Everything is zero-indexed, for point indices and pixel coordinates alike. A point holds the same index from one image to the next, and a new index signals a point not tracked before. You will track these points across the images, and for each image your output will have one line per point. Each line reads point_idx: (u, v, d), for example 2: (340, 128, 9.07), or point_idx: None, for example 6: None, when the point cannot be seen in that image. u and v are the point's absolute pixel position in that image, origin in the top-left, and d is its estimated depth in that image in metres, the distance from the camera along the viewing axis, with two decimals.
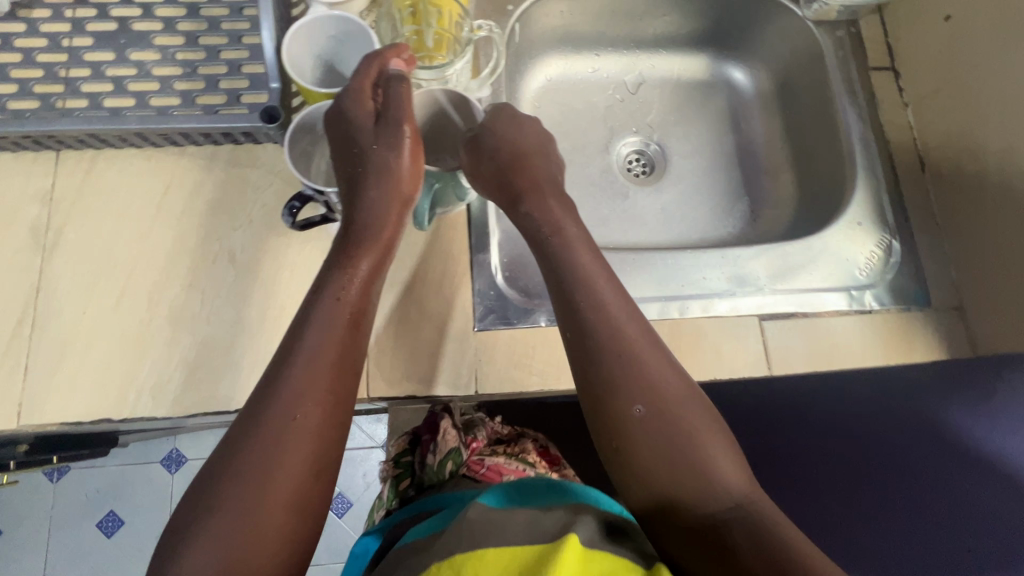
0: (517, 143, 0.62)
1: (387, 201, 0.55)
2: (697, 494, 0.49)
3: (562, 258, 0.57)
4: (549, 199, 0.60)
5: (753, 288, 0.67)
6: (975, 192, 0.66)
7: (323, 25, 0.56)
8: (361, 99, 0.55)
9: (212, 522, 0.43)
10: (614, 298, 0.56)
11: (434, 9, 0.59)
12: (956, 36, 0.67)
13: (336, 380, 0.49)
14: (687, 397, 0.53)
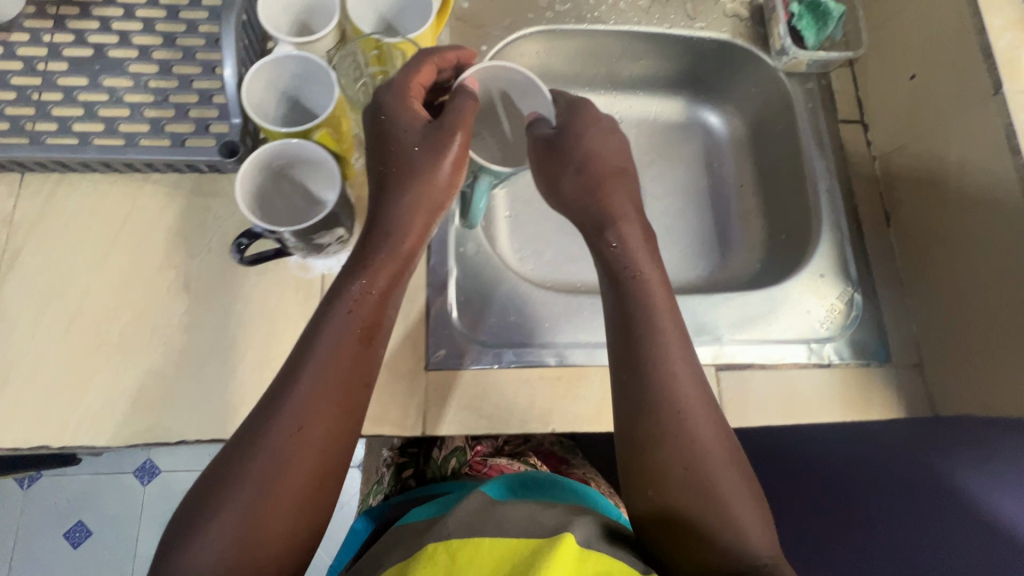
0: (600, 166, 0.59)
1: (416, 207, 0.52)
2: (719, 549, 0.46)
3: (626, 280, 0.56)
4: (629, 222, 0.58)
5: (713, 336, 0.67)
6: (934, 252, 0.66)
7: (286, 64, 0.56)
8: (413, 100, 0.53)
9: (209, 534, 0.41)
10: (668, 330, 0.53)
11: (398, 54, 0.59)
12: (921, 94, 0.67)
13: (347, 398, 0.46)
14: (731, 451, 0.50)
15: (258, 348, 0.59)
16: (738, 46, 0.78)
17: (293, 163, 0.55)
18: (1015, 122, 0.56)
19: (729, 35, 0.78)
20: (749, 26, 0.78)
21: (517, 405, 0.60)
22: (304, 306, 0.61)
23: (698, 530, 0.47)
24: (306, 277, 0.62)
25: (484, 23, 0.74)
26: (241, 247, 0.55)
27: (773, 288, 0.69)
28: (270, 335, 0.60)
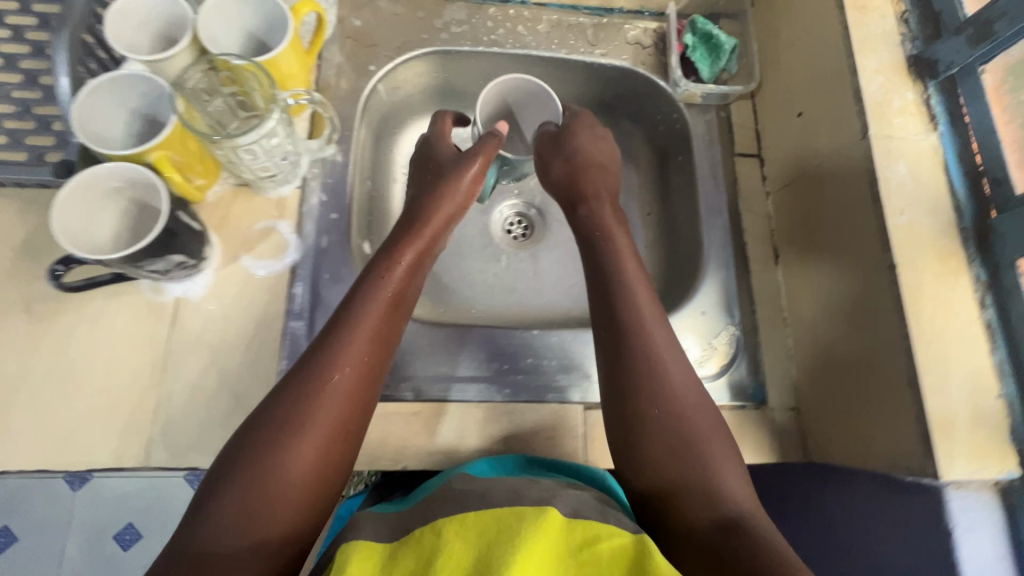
0: (586, 157, 0.70)
1: (451, 196, 0.64)
2: (703, 501, 0.49)
3: (603, 257, 0.63)
4: (603, 208, 0.69)
5: (581, 377, 0.64)
6: (810, 294, 0.65)
7: (133, 81, 0.54)
8: (443, 134, 0.71)
9: (241, 469, 0.43)
10: (644, 301, 0.59)
11: (247, 74, 0.56)
12: (807, 131, 0.66)
13: (374, 350, 0.52)
14: (709, 416, 0.54)
15: (100, 372, 0.57)
16: (640, 73, 0.77)
17: (131, 186, 0.53)
18: (878, 168, 0.55)
19: (630, 62, 0.77)
20: (651, 55, 0.78)
21: (368, 441, 0.58)
22: (153, 331, 0.59)
23: (677, 480, 0.51)
24: (159, 300, 0.60)
25: (376, 42, 0.73)
26: (55, 274, 0.55)
27: None
28: (114, 359, 0.58)
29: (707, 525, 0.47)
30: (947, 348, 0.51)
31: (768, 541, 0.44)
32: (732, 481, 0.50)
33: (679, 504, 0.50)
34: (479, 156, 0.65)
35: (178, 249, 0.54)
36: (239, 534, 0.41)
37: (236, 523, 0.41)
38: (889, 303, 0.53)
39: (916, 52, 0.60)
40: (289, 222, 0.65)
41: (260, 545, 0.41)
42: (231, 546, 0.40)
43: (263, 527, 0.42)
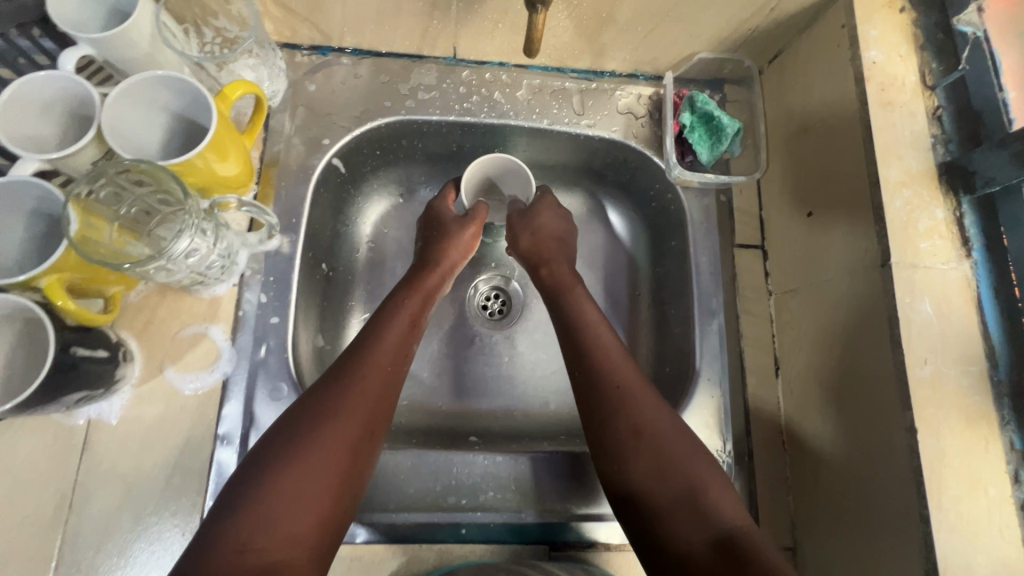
0: (547, 229, 0.64)
1: (456, 248, 0.62)
2: (697, 523, 0.45)
3: (565, 298, 0.60)
4: (564, 267, 0.63)
5: (547, 509, 0.56)
6: (813, 423, 0.56)
7: (22, 187, 0.46)
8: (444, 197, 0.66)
9: (258, 497, 0.41)
10: (602, 325, 0.57)
11: (162, 177, 0.47)
12: (817, 236, 0.58)
13: (393, 368, 0.50)
14: (688, 433, 0.50)
15: None
16: (632, 147, 0.68)
17: (22, 313, 0.46)
18: (899, 306, 0.47)
19: (620, 135, 0.68)
20: (645, 125, 0.68)
21: None
22: (58, 460, 0.52)
23: (667, 508, 0.46)
24: (69, 424, 0.52)
25: (332, 111, 0.65)
26: None
27: None
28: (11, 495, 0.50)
29: (703, 551, 0.43)
30: (974, 536, 0.43)
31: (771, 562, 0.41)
32: (724, 499, 0.46)
33: (674, 530, 0.45)
34: (471, 227, 0.63)
35: (78, 386, 0.47)
36: (272, 534, 0.40)
37: (266, 524, 0.40)
38: (906, 473, 0.45)
39: (949, 158, 0.51)
40: (224, 327, 0.57)
41: (293, 546, 0.40)
42: (263, 548, 0.39)
43: (289, 531, 0.40)
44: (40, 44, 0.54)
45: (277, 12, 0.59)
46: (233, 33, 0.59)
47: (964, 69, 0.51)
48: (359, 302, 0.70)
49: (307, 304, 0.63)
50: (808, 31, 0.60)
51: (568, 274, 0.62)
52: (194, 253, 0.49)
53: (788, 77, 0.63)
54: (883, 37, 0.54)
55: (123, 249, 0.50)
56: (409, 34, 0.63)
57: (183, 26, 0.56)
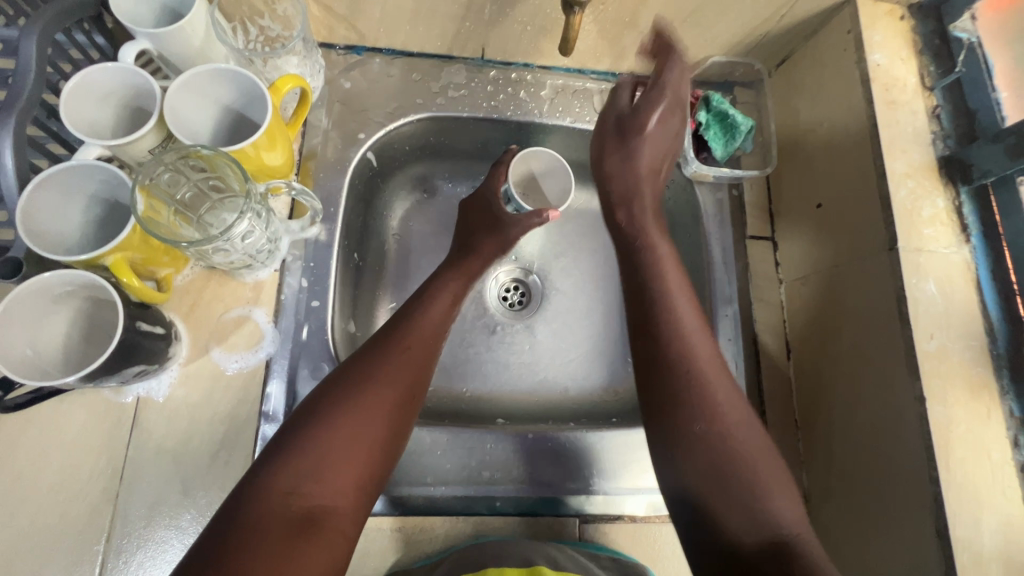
0: (640, 164, 0.65)
1: (496, 241, 0.66)
2: (751, 521, 0.45)
3: (649, 274, 0.58)
4: (646, 220, 0.64)
5: (575, 485, 0.59)
6: (824, 401, 0.59)
7: (89, 170, 0.48)
8: (495, 178, 0.70)
9: (310, 444, 0.45)
10: (690, 318, 0.56)
11: (223, 166, 0.51)
12: (826, 226, 0.61)
13: (434, 338, 0.55)
14: (761, 437, 0.50)
15: (46, 485, 0.51)
16: None
17: (85, 289, 0.48)
18: (907, 286, 0.51)
19: None
20: None
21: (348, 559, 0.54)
22: (109, 436, 0.53)
23: (722, 502, 0.47)
24: (119, 402, 0.54)
25: (367, 107, 0.68)
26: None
27: None
28: (64, 469, 0.52)
29: (749, 547, 0.44)
30: (981, 495, 0.46)
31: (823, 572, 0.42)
32: (781, 504, 0.46)
33: (727, 525, 0.46)
34: (516, 228, 0.66)
35: (137, 359, 0.49)
36: (317, 483, 0.44)
37: (312, 472, 0.44)
38: (917, 440, 0.48)
39: (948, 152, 0.55)
40: (266, 310, 0.59)
41: (336, 499, 0.44)
42: (308, 494, 0.43)
43: (332, 484, 0.44)
44: (94, 40, 0.57)
45: (318, 12, 0.62)
46: (275, 33, 0.62)
47: (960, 72, 0.56)
48: (386, 291, 0.72)
49: (343, 290, 0.65)
50: (816, 36, 0.64)
51: (653, 227, 0.63)
52: (249, 234, 0.53)
53: (796, 80, 0.67)
54: (886, 42, 0.58)
55: (179, 231, 0.52)
56: (441, 35, 0.66)
57: (231, 24, 0.60)
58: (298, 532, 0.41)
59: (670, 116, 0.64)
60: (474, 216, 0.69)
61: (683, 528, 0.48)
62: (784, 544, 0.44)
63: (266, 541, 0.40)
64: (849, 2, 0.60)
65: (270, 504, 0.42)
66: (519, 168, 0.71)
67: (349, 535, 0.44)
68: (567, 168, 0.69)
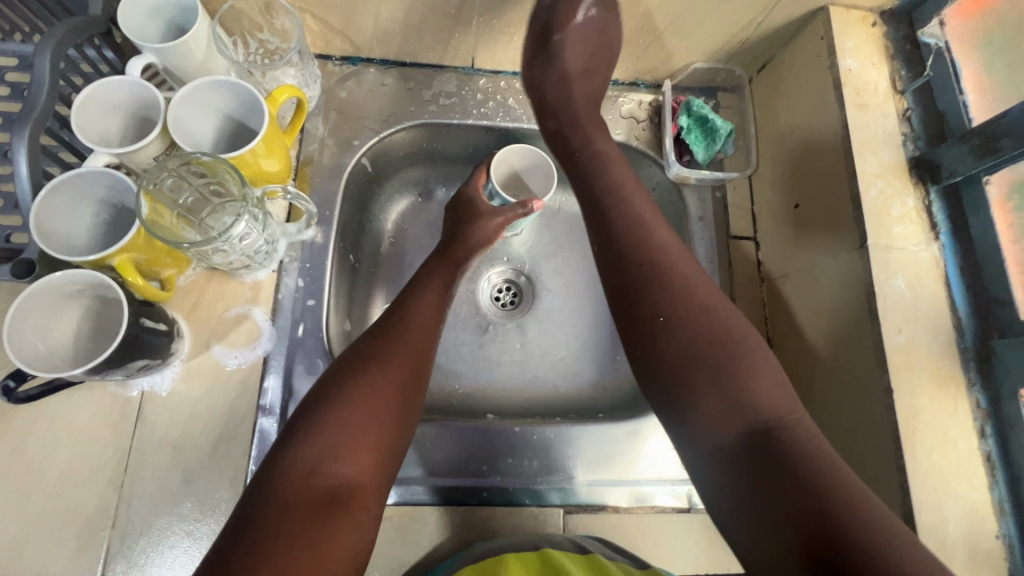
0: (564, 66, 0.65)
1: (483, 228, 0.68)
2: (735, 406, 0.45)
3: (592, 171, 0.59)
4: (581, 118, 0.64)
5: (559, 476, 0.62)
6: (802, 395, 0.61)
7: (97, 177, 0.52)
8: (474, 181, 0.73)
9: (324, 427, 0.47)
10: (644, 211, 0.55)
11: (222, 168, 0.53)
12: (804, 225, 0.63)
13: (433, 321, 0.58)
14: (730, 316, 0.50)
15: (57, 472, 0.54)
16: (634, 148, 0.72)
17: (93, 288, 0.51)
18: (876, 281, 0.53)
19: (623, 137, 0.72)
20: (645, 129, 0.74)
21: None
22: (116, 428, 0.56)
23: (703, 392, 0.46)
24: (125, 396, 0.57)
25: (362, 115, 0.71)
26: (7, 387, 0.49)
27: (634, 422, 0.64)
28: (73, 459, 0.55)
29: (734, 434, 0.44)
30: (946, 484, 0.48)
31: (808, 446, 0.42)
32: (764, 387, 0.46)
33: (712, 413, 0.46)
34: (501, 216, 0.69)
35: (141, 353, 0.52)
36: (338, 464, 0.46)
37: (333, 452, 0.46)
38: (885, 430, 0.50)
39: (918, 153, 0.57)
40: (264, 308, 0.62)
41: (357, 476, 0.47)
42: (328, 473, 0.46)
43: (351, 465, 0.47)
44: (102, 54, 0.60)
45: (315, 26, 0.66)
46: (274, 45, 0.65)
47: (929, 76, 0.58)
48: (381, 291, 0.75)
49: (338, 290, 0.68)
50: (793, 42, 0.67)
51: (591, 125, 0.64)
52: (247, 236, 0.56)
53: (775, 84, 0.70)
54: (858, 47, 0.60)
55: (182, 234, 0.55)
56: (432, 46, 0.69)
57: (232, 39, 0.63)
58: (325, 508, 0.44)
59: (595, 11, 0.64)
60: (460, 212, 0.71)
61: (669, 423, 0.48)
62: (767, 425, 0.44)
63: (295, 518, 0.43)
64: (823, 9, 0.62)
65: (293, 486, 0.44)
66: (501, 168, 0.74)
67: (373, 508, 0.47)
68: (549, 164, 0.72)
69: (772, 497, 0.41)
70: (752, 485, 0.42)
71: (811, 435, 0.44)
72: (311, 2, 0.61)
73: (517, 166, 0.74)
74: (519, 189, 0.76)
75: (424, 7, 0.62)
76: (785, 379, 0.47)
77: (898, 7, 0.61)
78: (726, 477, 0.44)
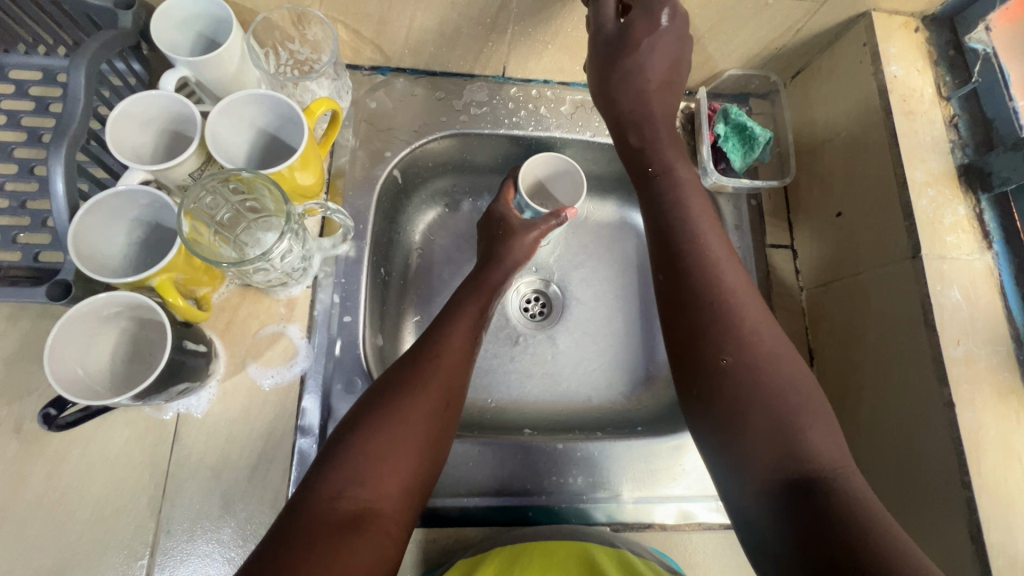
0: (647, 76, 0.57)
1: (518, 248, 0.66)
2: (784, 456, 0.43)
3: (667, 202, 0.56)
4: (662, 142, 0.59)
5: (602, 494, 0.61)
6: (849, 407, 0.60)
7: (133, 195, 0.50)
8: (505, 196, 0.72)
9: (354, 451, 0.46)
10: (716, 249, 0.53)
11: (262, 186, 0.52)
12: (848, 234, 0.62)
13: (467, 349, 0.56)
14: (797, 369, 0.47)
15: (94, 499, 0.53)
16: None
17: (130, 309, 0.50)
18: (932, 293, 0.52)
19: None
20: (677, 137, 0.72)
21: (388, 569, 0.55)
22: (151, 453, 0.55)
23: (754, 435, 0.44)
24: (159, 418, 0.55)
25: (393, 126, 0.70)
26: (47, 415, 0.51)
27: (678, 436, 0.63)
28: (108, 486, 0.53)
29: (779, 482, 0.42)
30: (1012, 500, 0.47)
31: (862, 507, 0.40)
32: (816, 435, 0.44)
33: (759, 459, 0.44)
34: (536, 229, 0.68)
35: (181, 377, 0.51)
36: (363, 487, 0.45)
37: (358, 476, 0.45)
38: (947, 445, 0.49)
39: (967, 161, 0.57)
40: (300, 326, 0.61)
41: (381, 501, 0.45)
42: (354, 498, 0.44)
43: (376, 489, 0.45)
44: (131, 66, 0.59)
45: (346, 36, 0.64)
46: (304, 56, 0.64)
47: (976, 82, 0.58)
48: (411, 303, 0.74)
49: (372, 305, 0.67)
50: (831, 48, 0.65)
51: (672, 150, 0.59)
52: (288, 253, 0.55)
53: (812, 90, 0.69)
54: (902, 54, 0.59)
55: (220, 251, 0.54)
56: (464, 55, 0.68)
57: (263, 50, 0.62)
58: (345, 532, 0.42)
59: (678, 16, 0.55)
60: (494, 230, 0.70)
61: (713, 466, 0.46)
62: (818, 480, 0.42)
63: (316, 544, 0.41)
64: (864, 15, 0.61)
65: (318, 511, 0.43)
66: (528, 178, 0.72)
67: (396, 538, 0.45)
68: (575, 169, 0.70)
69: (814, 549, 0.38)
70: (793, 534, 0.40)
71: (865, 492, 0.42)
72: (345, 12, 0.60)
73: (540, 175, 0.72)
74: (546, 196, 0.75)
75: (460, 17, 0.61)
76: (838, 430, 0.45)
77: (940, 12, 0.61)
78: (765, 524, 0.42)
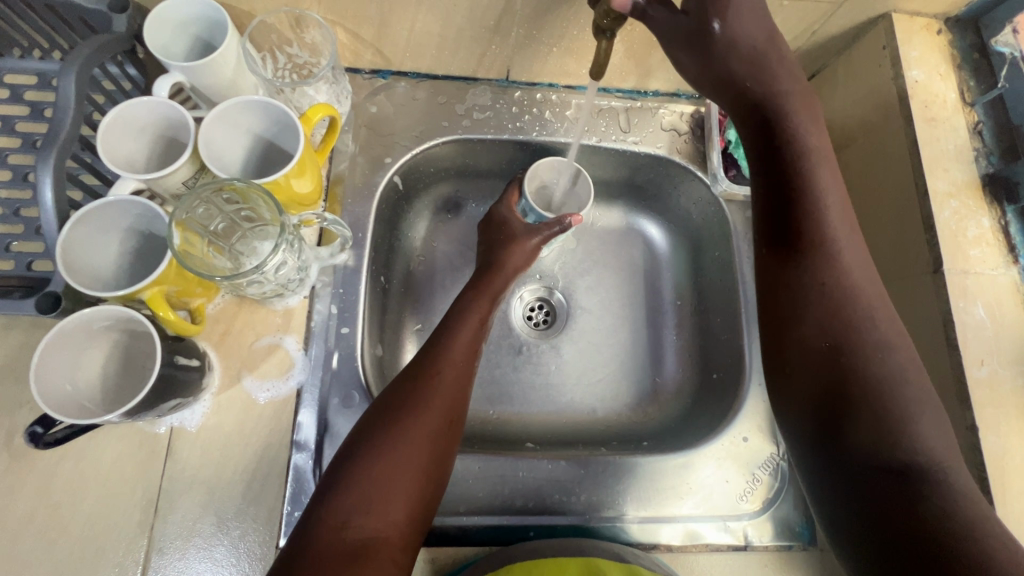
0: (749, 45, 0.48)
1: (518, 253, 0.65)
2: (872, 444, 0.42)
3: (792, 171, 0.49)
4: (790, 104, 0.50)
5: (609, 513, 0.59)
6: None
7: (125, 206, 0.49)
8: (508, 200, 0.70)
9: (353, 480, 0.44)
10: (839, 229, 0.48)
11: (258, 199, 0.51)
12: (863, 246, 0.59)
13: (468, 363, 0.54)
14: (910, 362, 0.44)
15: (84, 516, 0.51)
16: (677, 162, 0.73)
17: (121, 323, 0.48)
18: (954, 311, 0.50)
19: (666, 150, 0.72)
20: (688, 141, 0.73)
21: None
22: (143, 468, 0.53)
23: (848, 423, 0.43)
24: (153, 432, 0.54)
25: (393, 131, 0.68)
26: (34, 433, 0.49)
27: (686, 453, 0.61)
28: (100, 502, 0.52)
29: (876, 471, 0.41)
30: None
31: (963, 506, 0.38)
32: (923, 429, 0.41)
33: (846, 440, 0.43)
34: (538, 237, 0.66)
35: (173, 392, 0.50)
36: (367, 515, 0.43)
37: (361, 504, 0.43)
38: (970, 472, 0.47)
39: (992, 170, 0.54)
40: (297, 337, 0.59)
41: (387, 528, 0.43)
42: (358, 526, 0.43)
43: (382, 516, 0.43)
44: (126, 71, 0.57)
45: (345, 40, 0.62)
46: (303, 60, 0.62)
47: (1002, 88, 0.55)
48: (411, 312, 0.72)
49: (371, 316, 0.65)
50: (849, 51, 0.63)
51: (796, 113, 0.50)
52: (283, 265, 0.54)
53: (827, 94, 0.66)
54: (924, 57, 0.57)
55: (213, 262, 0.53)
56: (466, 59, 0.66)
57: (261, 54, 0.60)
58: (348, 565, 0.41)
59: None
60: (493, 234, 0.68)
61: (798, 443, 0.47)
62: (916, 472, 0.40)
63: None
64: (885, 16, 0.58)
65: (320, 544, 0.41)
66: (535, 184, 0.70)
67: (402, 564, 0.43)
68: (580, 171, 0.68)
69: (898, 536, 0.38)
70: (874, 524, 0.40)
71: (967, 490, 0.40)
72: (344, 15, 0.58)
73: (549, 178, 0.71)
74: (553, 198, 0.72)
75: (462, 19, 0.59)
76: (951, 424, 0.42)
77: (964, 14, 0.58)
78: (847, 508, 0.42)
